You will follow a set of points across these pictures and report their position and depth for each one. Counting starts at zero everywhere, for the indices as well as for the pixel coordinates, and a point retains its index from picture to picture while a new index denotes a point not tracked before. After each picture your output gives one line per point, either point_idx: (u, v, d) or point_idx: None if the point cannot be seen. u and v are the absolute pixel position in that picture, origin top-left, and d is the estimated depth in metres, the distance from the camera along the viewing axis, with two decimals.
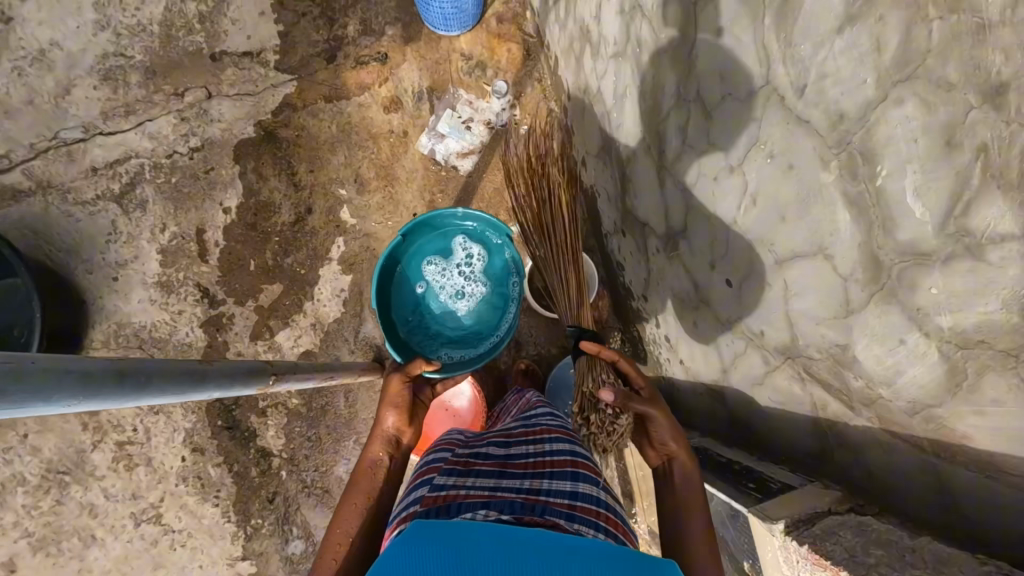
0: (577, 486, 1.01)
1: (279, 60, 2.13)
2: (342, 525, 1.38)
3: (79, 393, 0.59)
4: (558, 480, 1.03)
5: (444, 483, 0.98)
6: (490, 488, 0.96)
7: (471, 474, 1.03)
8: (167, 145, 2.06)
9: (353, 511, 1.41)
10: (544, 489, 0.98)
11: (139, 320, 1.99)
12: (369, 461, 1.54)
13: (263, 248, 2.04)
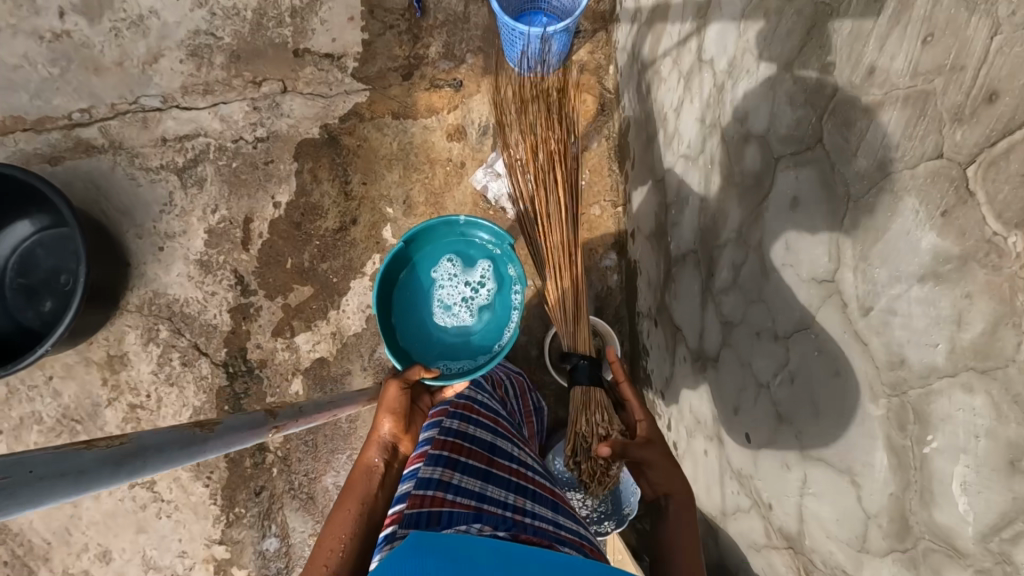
0: (558, 515, 1.20)
1: (357, 68, 2.15)
2: (330, 536, 1.28)
3: (88, 483, 0.63)
4: (539, 504, 1.24)
5: (431, 480, 1.17)
6: (477, 499, 1.16)
7: (458, 469, 1.22)
8: (235, 130, 2.12)
9: (343, 522, 1.32)
10: (527, 509, 1.18)
11: (174, 293, 2.06)
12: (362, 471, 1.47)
13: (303, 248, 2.08)
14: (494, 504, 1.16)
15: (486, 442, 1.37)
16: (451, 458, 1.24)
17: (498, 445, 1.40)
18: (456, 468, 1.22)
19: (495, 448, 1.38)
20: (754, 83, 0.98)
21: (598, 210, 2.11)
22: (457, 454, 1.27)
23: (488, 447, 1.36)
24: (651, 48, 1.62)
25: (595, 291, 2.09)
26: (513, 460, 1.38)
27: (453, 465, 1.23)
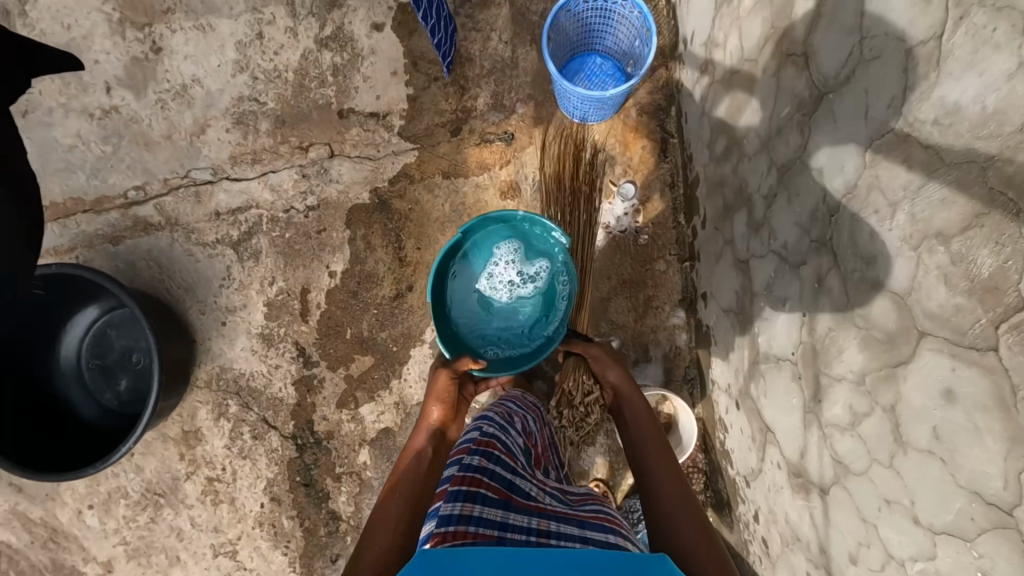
0: (586, 530, 1.13)
1: (404, 125, 2.07)
2: (386, 509, 1.37)
3: None
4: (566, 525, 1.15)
5: (451, 516, 1.05)
6: (500, 532, 1.05)
7: (479, 499, 1.11)
8: (286, 199, 2.09)
9: (391, 504, 1.39)
10: (553, 532, 1.10)
11: (240, 368, 2.08)
12: (410, 458, 1.58)
13: (361, 318, 2.06)
14: (517, 532, 1.08)
15: (503, 470, 1.25)
16: (469, 489, 1.12)
17: (516, 471, 1.28)
18: (476, 494, 1.11)
19: (513, 471, 1.27)
20: (886, 229, 0.86)
21: (663, 265, 1.99)
22: (475, 477, 1.17)
23: (505, 472, 1.25)
24: (729, 115, 1.48)
25: (662, 351, 2.00)
26: (531, 486, 1.28)
27: (473, 495, 1.11)
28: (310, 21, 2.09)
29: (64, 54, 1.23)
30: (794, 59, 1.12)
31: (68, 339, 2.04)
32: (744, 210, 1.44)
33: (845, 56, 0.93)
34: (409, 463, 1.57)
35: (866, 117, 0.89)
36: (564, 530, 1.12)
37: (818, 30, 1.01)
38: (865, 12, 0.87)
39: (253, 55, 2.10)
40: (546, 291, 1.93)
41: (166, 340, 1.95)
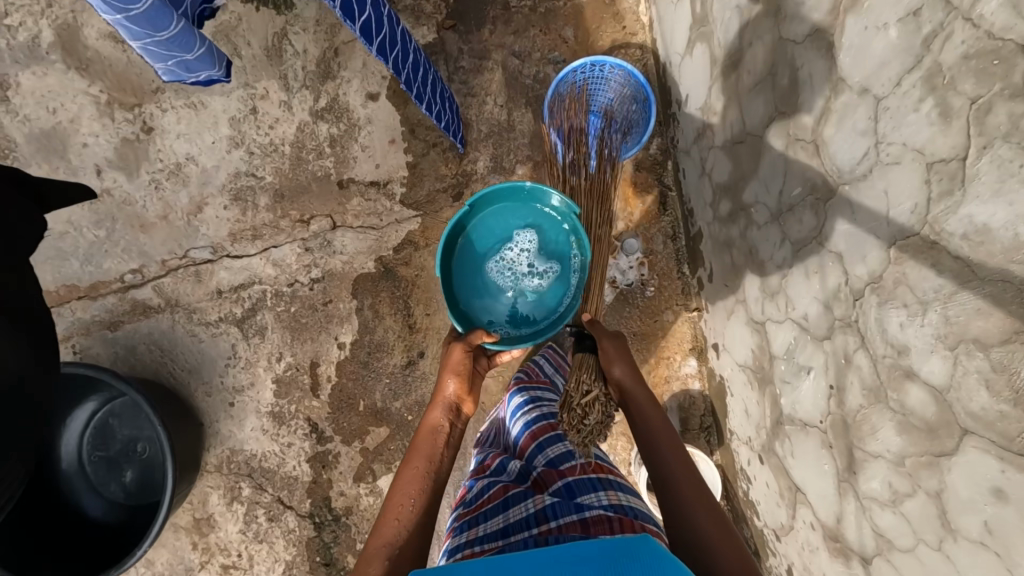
0: (580, 501, 1.23)
1: (405, 192, 2.08)
2: (395, 505, 1.35)
3: None
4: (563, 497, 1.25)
5: (460, 545, 1.22)
6: (503, 537, 1.18)
7: (481, 519, 1.27)
8: (289, 273, 2.06)
9: (403, 502, 1.36)
10: (551, 509, 1.20)
11: (251, 449, 2.03)
12: (426, 441, 1.53)
13: (374, 388, 2.04)
14: (519, 530, 1.18)
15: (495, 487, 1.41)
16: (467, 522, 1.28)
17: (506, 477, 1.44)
18: (474, 521, 1.27)
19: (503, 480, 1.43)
20: (917, 324, 0.90)
21: (670, 315, 2.03)
22: (474, 506, 1.34)
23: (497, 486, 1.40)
24: (733, 180, 1.53)
25: (677, 400, 2.03)
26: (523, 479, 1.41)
27: (474, 522, 1.27)
28: (304, 93, 2.09)
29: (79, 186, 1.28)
30: (801, 144, 1.17)
31: (68, 433, 1.96)
32: (756, 273, 1.48)
33: (861, 155, 0.97)
34: (423, 449, 1.51)
35: (886, 217, 0.93)
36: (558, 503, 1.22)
37: (827, 123, 1.06)
38: (880, 119, 0.91)
39: (248, 130, 2.09)
40: (559, 265, 1.85)
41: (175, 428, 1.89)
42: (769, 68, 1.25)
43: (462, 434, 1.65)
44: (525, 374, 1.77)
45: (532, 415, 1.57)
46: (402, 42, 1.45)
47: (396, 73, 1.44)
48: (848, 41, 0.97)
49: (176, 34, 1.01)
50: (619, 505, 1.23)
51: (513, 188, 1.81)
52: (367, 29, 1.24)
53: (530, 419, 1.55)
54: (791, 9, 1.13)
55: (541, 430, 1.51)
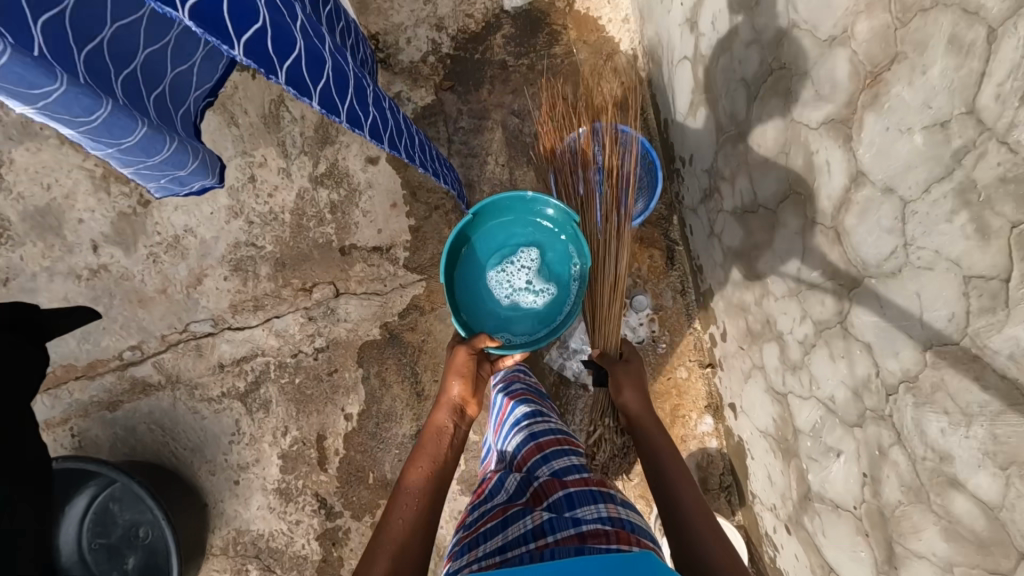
0: (577, 512, 1.17)
1: (408, 256, 2.04)
2: (395, 510, 1.30)
3: None
4: (559, 510, 1.20)
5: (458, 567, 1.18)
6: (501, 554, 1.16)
7: (479, 540, 1.24)
8: (293, 344, 2.02)
9: (403, 504, 1.31)
10: (549, 526, 1.16)
11: (257, 528, 1.96)
12: (429, 441, 1.46)
13: (383, 459, 1.98)
14: (516, 546, 1.15)
15: (496, 497, 1.39)
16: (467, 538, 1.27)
17: (505, 488, 1.40)
18: (475, 535, 1.27)
19: (504, 490, 1.40)
20: (960, 433, 0.86)
21: (684, 372, 2.00)
22: (474, 522, 1.33)
23: (498, 500, 1.37)
24: (746, 247, 1.51)
25: (695, 459, 1.98)
26: (522, 488, 1.36)
27: (474, 538, 1.26)
28: (303, 160, 2.07)
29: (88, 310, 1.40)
30: (820, 227, 1.14)
31: (69, 523, 1.90)
32: (774, 344, 1.45)
33: (888, 251, 0.94)
34: (425, 450, 1.45)
35: (919, 319, 0.90)
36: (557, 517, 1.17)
37: (847, 213, 1.03)
38: (908, 221, 0.88)
39: (246, 198, 2.06)
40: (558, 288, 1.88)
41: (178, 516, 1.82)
42: (781, 147, 1.23)
43: (467, 437, 1.54)
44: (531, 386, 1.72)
45: (539, 424, 1.49)
46: (407, 129, 1.41)
47: (410, 161, 1.39)
48: (867, 138, 0.94)
49: (142, 137, 0.99)
50: (618, 518, 1.15)
51: (521, 199, 1.84)
52: (377, 126, 1.20)
53: (536, 427, 1.47)
54: (802, 94, 1.11)
55: (548, 442, 1.41)
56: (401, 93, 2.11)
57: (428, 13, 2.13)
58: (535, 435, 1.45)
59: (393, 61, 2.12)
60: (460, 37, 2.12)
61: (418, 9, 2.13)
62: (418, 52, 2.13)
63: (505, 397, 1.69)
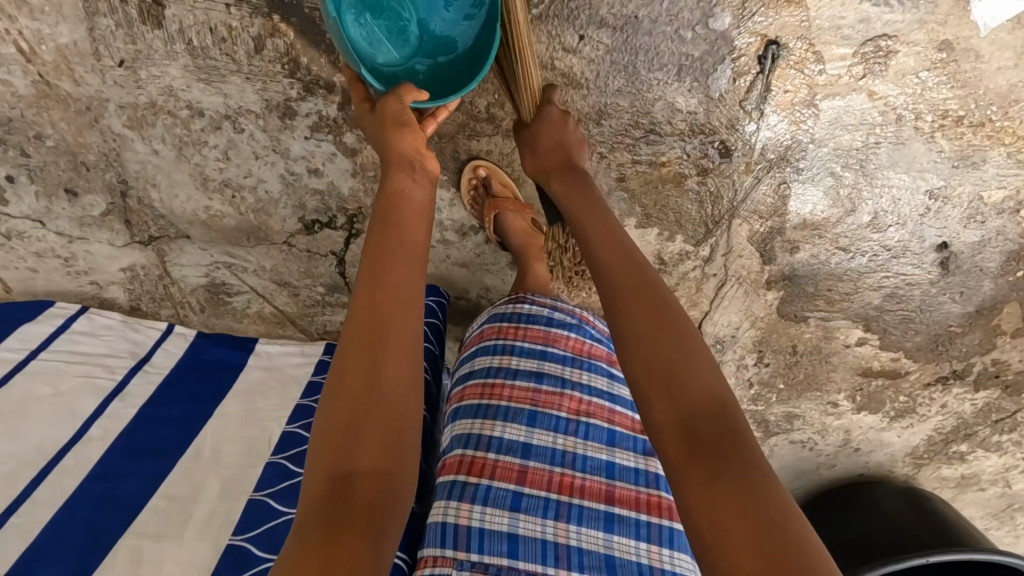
0: (612, 541, 1.06)
1: (683, 240, 1.29)
2: (334, 411, 0.74)
3: None
4: (589, 541, 1.05)
5: (447, 526, 1.03)
6: (510, 544, 1.02)
7: (483, 523, 1.03)
8: (738, 385, 1.57)
9: (362, 399, 0.74)
10: (572, 558, 1.03)
11: (918, 438, 1.69)
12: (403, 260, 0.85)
13: (943, 309, 1.40)
14: (527, 565, 1.01)
15: (506, 501, 1.05)
16: (457, 563, 1.01)
17: (525, 511, 1.05)
18: (478, 561, 1.01)
19: (522, 509, 1.05)
20: None
21: None
22: (464, 526, 1.02)
23: (513, 520, 1.03)
24: None
25: None
26: (549, 524, 1.04)
27: (475, 568, 1.01)
28: None
29: None
30: None
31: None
32: None
33: None
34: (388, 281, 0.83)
35: None
36: (586, 552, 1.04)
37: None
38: None
39: None
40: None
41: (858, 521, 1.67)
42: None
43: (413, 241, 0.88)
44: (598, 332, 1.29)
45: (587, 415, 1.16)
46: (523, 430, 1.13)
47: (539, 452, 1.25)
48: None
49: None
50: (658, 564, 1.07)
51: None
52: None
53: (606, 453, 1.15)
54: None
55: (595, 408, 1.18)
56: None
57: (263, 125, 1.14)
58: (593, 465, 1.13)
59: (349, 204, 1.25)
60: (303, 78, 1.08)
61: (256, 144, 1.16)
62: (337, 158, 1.18)
63: (500, 332, 1.22)
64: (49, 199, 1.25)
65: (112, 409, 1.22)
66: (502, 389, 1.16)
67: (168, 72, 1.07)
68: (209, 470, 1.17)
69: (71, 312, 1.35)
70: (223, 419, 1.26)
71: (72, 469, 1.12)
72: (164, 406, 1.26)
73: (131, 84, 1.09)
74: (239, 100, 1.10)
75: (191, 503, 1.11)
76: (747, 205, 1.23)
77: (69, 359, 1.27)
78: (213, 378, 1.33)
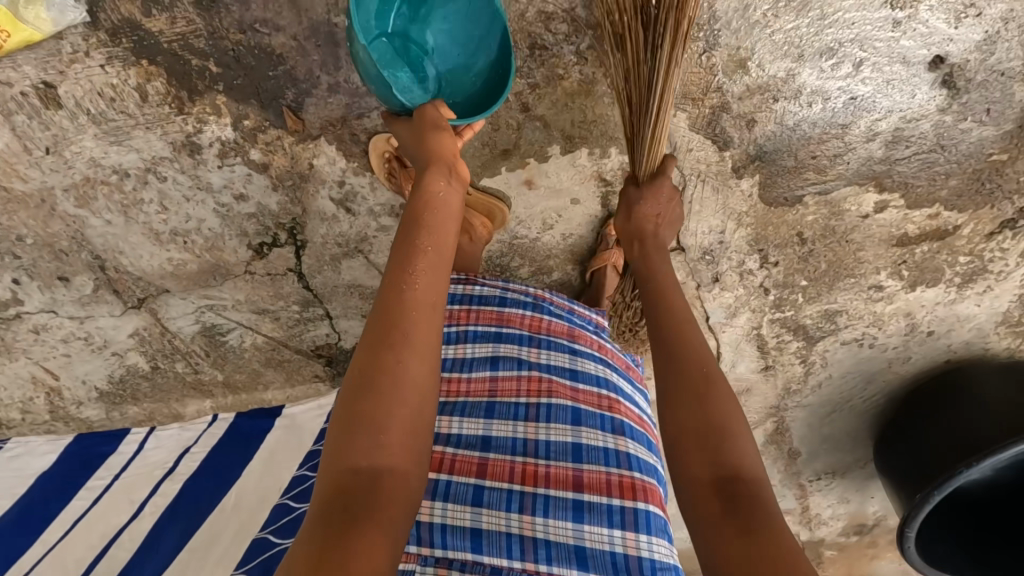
0: (583, 530, 0.98)
1: (620, 151, 1.16)
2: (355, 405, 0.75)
3: None
4: (557, 531, 0.98)
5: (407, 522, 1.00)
6: (473, 539, 0.97)
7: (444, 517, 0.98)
8: (751, 295, 1.39)
9: (383, 400, 0.75)
10: (539, 549, 0.97)
11: (1003, 301, 1.39)
12: (429, 268, 0.83)
13: (971, 137, 1.14)
14: (492, 559, 0.96)
15: (467, 496, 1.00)
16: (422, 558, 0.97)
17: (487, 505, 0.99)
18: (442, 556, 0.97)
19: (484, 503, 0.99)
20: None
21: None
22: (425, 522, 0.98)
23: (474, 515, 0.98)
24: None
25: None
26: (513, 518, 0.98)
27: (439, 563, 0.97)
28: None
29: (913, 509, 1.37)
30: None
31: (873, 501, 1.90)
32: None
33: None
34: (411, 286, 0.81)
35: None
36: (553, 544, 0.97)
37: None
38: None
39: None
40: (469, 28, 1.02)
41: (937, 419, 1.43)
42: None
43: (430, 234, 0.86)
44: (553, 305, 1.23)
45: (546, 397, 1.10)
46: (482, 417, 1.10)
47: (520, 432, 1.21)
48: None
49: None
50: (633, 548, 0.98)
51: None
52: None
53: (571, 435, 1.07)
54: None
55: (557, 388, 1.12)
56: (335, 197, 1.24)
57: (180, 167, 1.19)
58: (558, 450, 1.06)
59: (282, 218, 1.28)
60: (190, 109, 1.12)
61: (181, 187, 1.22)
62: (254, 177, 1.21)
63: (453, 318, 1.21)
64: (51, 289, 1.40)
65: (162, 488, 1.41)
66: (459, 382, 1.15)
67: (85, 145, 1.16)
68: (229, 521, 1.31)
69: (142, 435, 1.57)
70: (248, 475, 1.42)
71: (127, 542, 1.30)
72: (204, 476, 1.43)
73: (63, 166, 1.19)
74: (150, 151, 1.17)
75: (208, 548, 1.25)
76: (673, 91, 1.09)
77: (136, 470, 1.47)
78: (242, 445, 1.50)
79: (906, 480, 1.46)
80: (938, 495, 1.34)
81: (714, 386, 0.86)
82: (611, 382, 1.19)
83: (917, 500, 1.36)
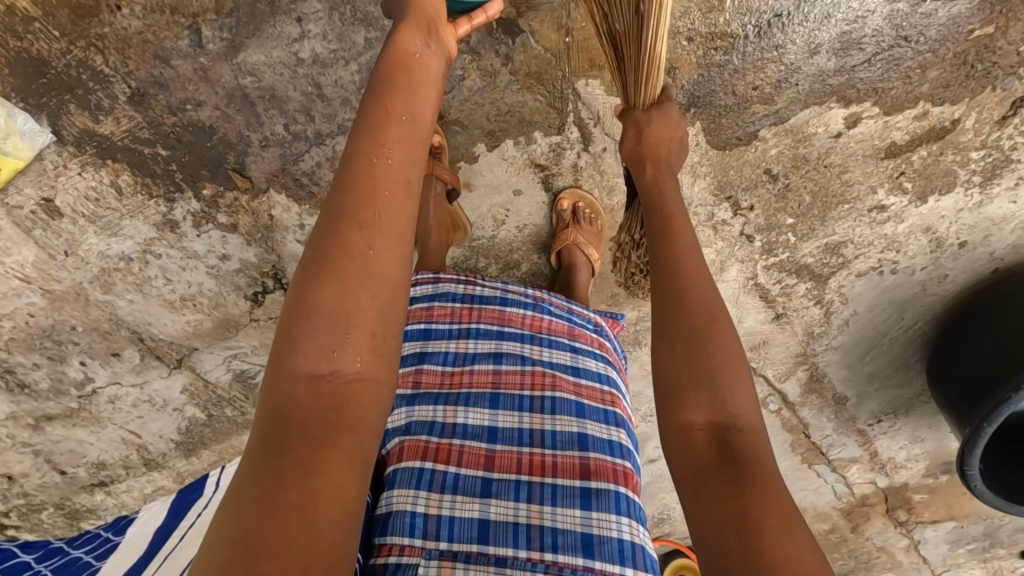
0: (591, 517, 0.89)
1: (544, 133, 1.16)
2: (316, 293, 0.60)
3: None
4: (565, 519, 0.88)
5: (404, 514, 0.85)
6: (482, 533, 0.85)
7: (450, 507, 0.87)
8: (739, 245, 1.27)
9: (351, 291, 0.61)
10: (546, 536, 0.86)
11: None
12: (403, 137, 0.69)
13: (922, 21, 1.02)
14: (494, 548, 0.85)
15: (476, 488, 0.89)
16: (425, 551, 0.83)
17: (496, 495, 0.89)
18: (447, 549, 0.83)
19: (493, 494, 0.89)
20: None
21: None
22: (433, 516, 0.85)
23: (484, 506, 0.88)
24: None
25: None
26: (520, 508, 0.88)
27: (443, 557, 0.83)
28: None
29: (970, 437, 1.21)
30: None
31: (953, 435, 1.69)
32: None
33: None
34: (384, 160, 0.67)
35: None
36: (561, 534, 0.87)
37: None
38: None
39: None
40: None
41: (975, 340, 1.27)
42: None
43: (401, 102, 0.71)
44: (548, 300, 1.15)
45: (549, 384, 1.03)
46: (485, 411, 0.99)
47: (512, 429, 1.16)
48: None
49: None
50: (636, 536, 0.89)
51: None
52: None
53: (577, 425, 0.99)
54: None
55: (559, 380, 1.04)
56: (301, 239, 1.35)
57: (168, 244, 1.34)
58: (565, 439, 0.97)
59: (263, 267, 1.39)
60: (160, 191, 1.25)
61: (175, 260, 1.38)
62: (229, 237, 1.33)
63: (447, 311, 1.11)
64: (110, 365, 1.61)
65: None
66: (462, 374, 1.03)
67: (92, 241, 1.34)
68: None
69: None
70: None
71: None
72: None
73: (81, 263, 1.38)
74: (140, 236, 1.33)
75: None
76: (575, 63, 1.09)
77: None
78: None
79: (960, 411, 1.30)
80: (992, 425, 1.19)
81: (722, 328, 0.72)
82: (613, 379, 1.12)
83: (967, 433, 1.21)
